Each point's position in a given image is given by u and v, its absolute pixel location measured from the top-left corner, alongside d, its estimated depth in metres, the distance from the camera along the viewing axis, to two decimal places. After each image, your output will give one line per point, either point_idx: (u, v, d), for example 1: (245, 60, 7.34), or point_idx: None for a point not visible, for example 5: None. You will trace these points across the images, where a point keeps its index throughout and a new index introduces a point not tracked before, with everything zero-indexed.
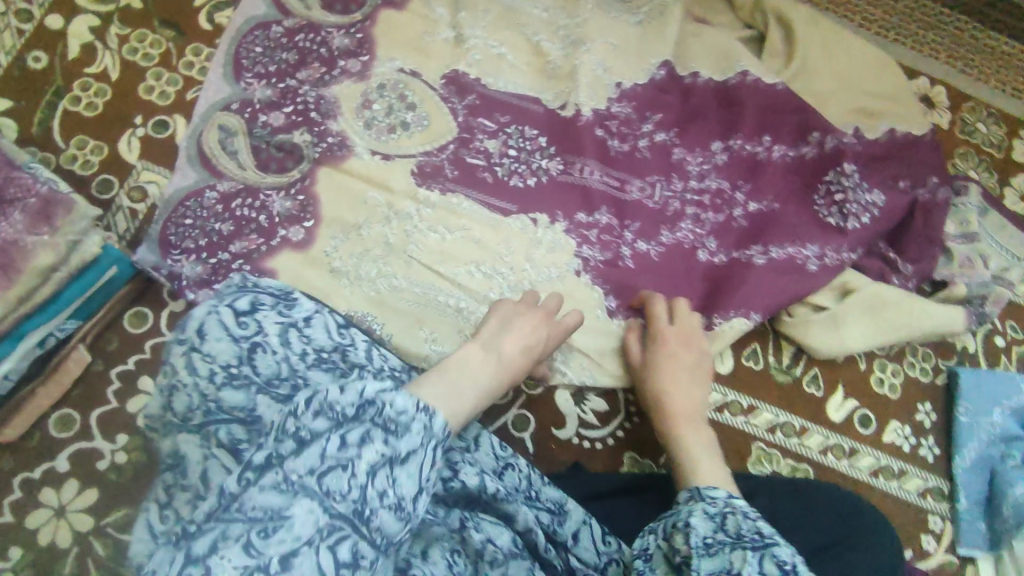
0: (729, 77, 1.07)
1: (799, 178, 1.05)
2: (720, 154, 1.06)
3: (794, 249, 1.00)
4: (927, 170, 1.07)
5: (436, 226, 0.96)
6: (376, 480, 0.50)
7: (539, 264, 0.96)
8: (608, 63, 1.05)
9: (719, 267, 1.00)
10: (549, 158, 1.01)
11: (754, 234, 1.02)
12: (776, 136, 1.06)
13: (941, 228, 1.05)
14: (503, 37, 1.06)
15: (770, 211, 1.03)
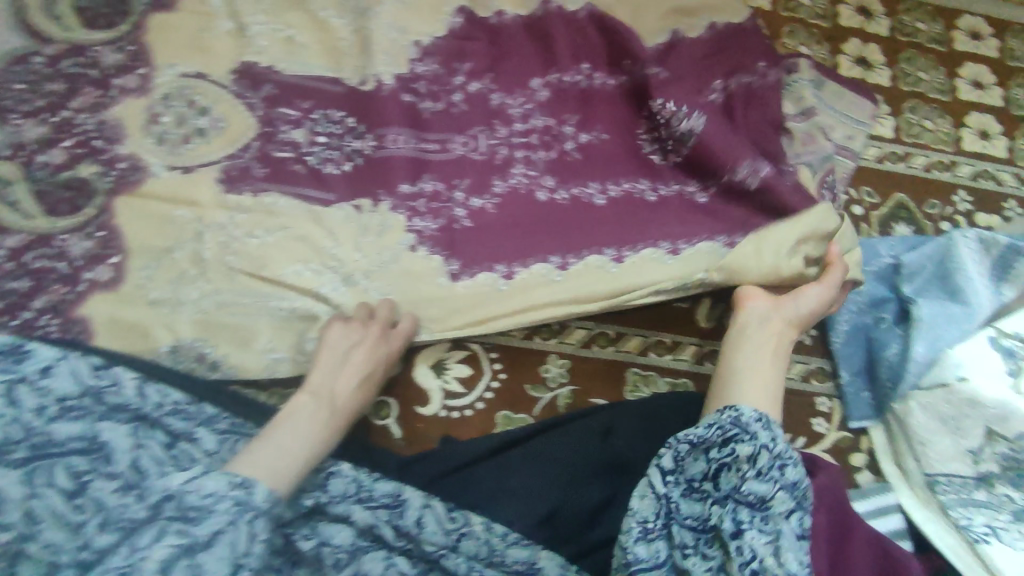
0: (533, 7, 1.04)
1: (624, 106, 1.04)
2: (541, 90, 1.02)
3: (629, 185, 0.98)
4: (752, 57, 1.05)
5: (253, 230, 0.91)
6: (177, 571, 0.58)
7: (370, 250, 0.92)
8: (401, 24, 1.00)
9: (561, 205, 0.96)
10: (360, 137, 0.97)
11: (588, 165, 0.99)
12: (593, 64, 1.04)
13: (780, 110, 1.03)
14: (289, 17, 1.00)
15: (601, 141, 1.01)
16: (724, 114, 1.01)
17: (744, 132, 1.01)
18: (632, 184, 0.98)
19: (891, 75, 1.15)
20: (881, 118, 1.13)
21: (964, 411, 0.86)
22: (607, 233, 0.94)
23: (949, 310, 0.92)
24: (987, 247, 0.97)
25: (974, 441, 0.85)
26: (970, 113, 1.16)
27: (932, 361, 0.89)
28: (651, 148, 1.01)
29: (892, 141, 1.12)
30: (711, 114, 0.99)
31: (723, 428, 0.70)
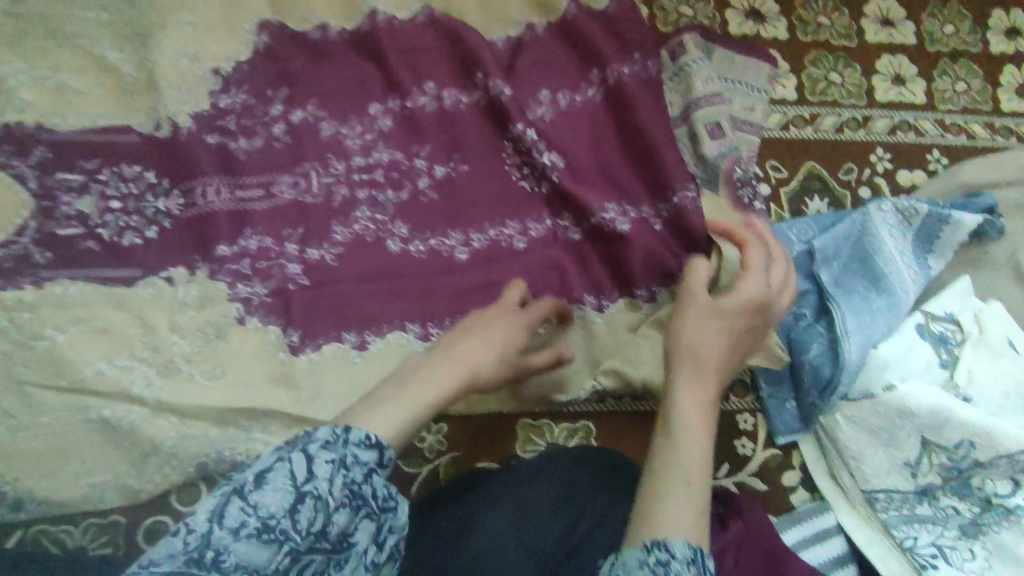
0: (358, 22, 0.88)
1: (488, 126, 0.88)
2: (382, 118, 0.88)
3: (495, 230, 0.87)
4: (623, 49, 0.91)
5: (43, 329, 0.75)
6: (231, 516, 0.45)
7: (188, 330, 0.78)
8: (193, 49, 0.83)
9: (418, 261, 0.85)
10: (165, 195, 0.81)
11: (447, 208, 0.87)
12: (439, 79, 0.88)
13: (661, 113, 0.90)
14: (55, 59, 0.82)
15: (459, 174, 0.87)
16: (585, 155, 0.89)
17: (608, 168, 0.89)
18: (499, 229, 0.87)
19: (787, 25, 1.01)
20: (779, 78, 0.99)
21: (897, 423, 0.75)
22: (471, 292, 0.84)
23: (871, 301, 0.81)
24: (907, 219, 0.85)
25: (911, 453, 0.75)
26: (880, 57, 1.02)
27: (860, 366, 0.77)
28: (519, 176, 0.88)
29: (797, 103, 0.98)
30: (566, 143, 0.88)
31: (657, 562, 0.49)
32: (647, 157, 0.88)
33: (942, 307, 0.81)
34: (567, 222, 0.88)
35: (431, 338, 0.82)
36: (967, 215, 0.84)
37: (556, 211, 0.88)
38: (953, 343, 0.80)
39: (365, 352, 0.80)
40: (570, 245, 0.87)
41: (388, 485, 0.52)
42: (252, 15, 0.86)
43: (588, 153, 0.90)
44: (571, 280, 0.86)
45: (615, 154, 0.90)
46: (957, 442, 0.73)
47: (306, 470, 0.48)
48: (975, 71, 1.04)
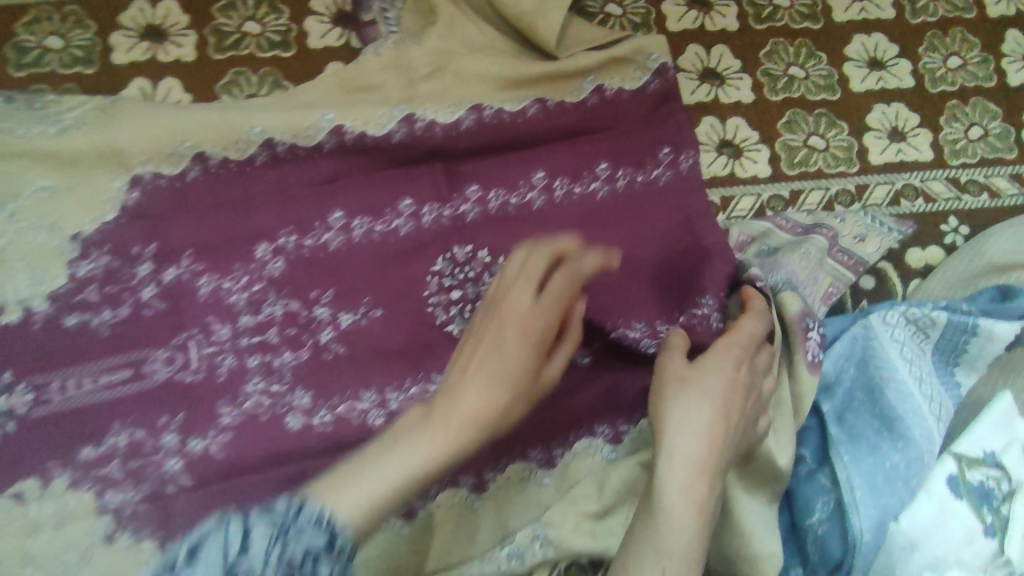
0: (252, 153, 0.74)
1: (392, 264, 0.73)
2: (272, 260, 0.72)
3: (419, 388, 0.71)
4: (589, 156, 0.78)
5: None
6: None
7: (41, 559, 0.64)
8: (51, 218, 0.71)
9: (325, 436, 0.69)
10: (7, 391, 0.67)
11: (359, 365, 0.71)
12: (346, 207, 0.74)
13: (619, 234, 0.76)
14: None
15: (370, 322, 0.72)
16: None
17: None
18: (422, 385, 0.71)
19: (752, 84, 0.84)
20: (747, 152, 0.81)
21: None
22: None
23: (885, 453, 0.63)
24: (920, 332, 0.68)
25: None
26: (870, 109, 0.84)
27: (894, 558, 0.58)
28: (445, 317, 0.73)
29: (772, 180, 0.81)
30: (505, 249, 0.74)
31: None
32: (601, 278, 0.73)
33: (980, 445, 0.61)
34: None
35: None
36: (1001, 326, 0.66)
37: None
38: (999, 500, 0.60)
39: None
40: None
41: (321, 535, 0.43)
42: (119, 170, 0.73)
43: None
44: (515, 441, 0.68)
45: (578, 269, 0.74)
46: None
47: (240, 546, 0.41)
48: (991, 111, 0.85)
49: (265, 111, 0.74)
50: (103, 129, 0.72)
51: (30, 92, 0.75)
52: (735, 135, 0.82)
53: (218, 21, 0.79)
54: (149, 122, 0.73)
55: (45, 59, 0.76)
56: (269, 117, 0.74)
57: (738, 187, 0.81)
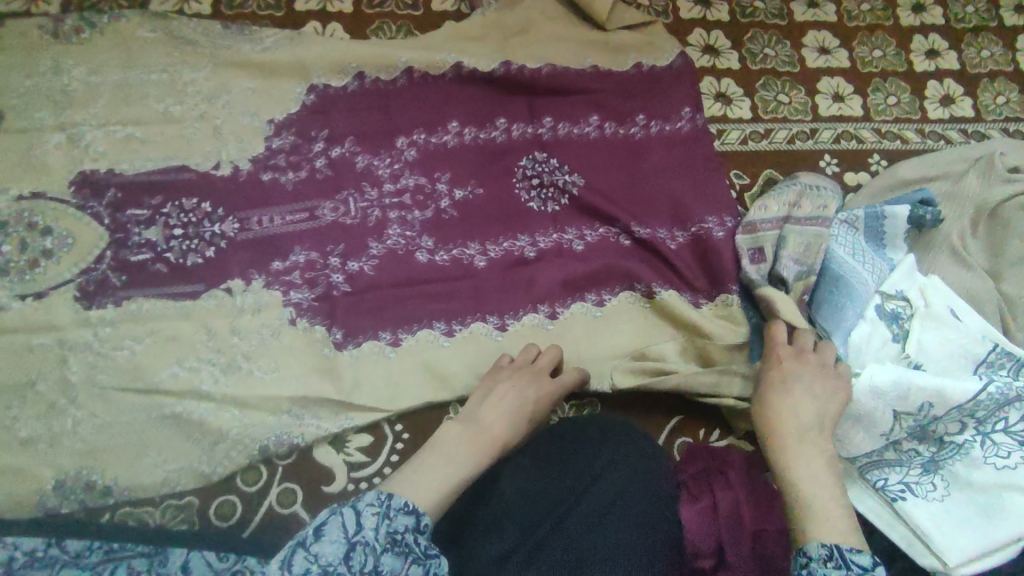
0: (396, 76, 1.05)
1: (491, 158, 1.05)
2: (408, 149, 1.03)
3: (509, 243, 1.01)
4: (629, 105, 1.11)
5: (121, 341, 0.87)
6: (297, 563, 0.62)
7: (247, 331, 0.90)
8: (254, 108, 1.00)
9: (442, 267, 0.98)
10: (220, 221, 0.95)
11: (466, 224, 1.01)
12: (461, 119, 1.05)
13: (649, 159, 1.08)
14: (126, 114, 0.97)
15: (475, 196, 1.02)
16: (598, 173, 1.06)
17: (608, 188, 1.05)
18: (511, 241, 1.01)
19: (738, 57, 1.19)
20: (735, 101, 1.16)
21: (870, 402, 0.86)
22: (494, 293, 0.98)
23: (834, 295, 0.95)
24: (853, 224, 1.01)
25: (885, 424, 0.87)
26: (820, 79, 1.20)
27: (842, 355, 0.91)
28: (527, 198, 1.04)
29: (752, 121, 1.15)
30: (570, 159, 1.06)
31: (412, 548, 0.66)
32: (634, 185, 1.06)
33: (894, 286, 0.96)
34: (570, 236, 1.03)
35: (455, 332, 0.95)
36: (899, 208, 1.00)
37: (562, 228, 1.03)
38: (903, 318, 0.94)
39: (398, 346, 0.93)
40: (572, 255, 1.01)
41: (409, 518, 0.68)
42: (301, 80, 1.03)
43: (596, 173, 1.06)
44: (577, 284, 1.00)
45: (619, 179, 1.07)
46: (920, 404, 0.85)
47: (356, 522, 0.66)
48: (903, 87, 1.21)
49: (409, 48, 1.06)
50: (293, 50, 1.03)
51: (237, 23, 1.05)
52: (727, 90, 1.16)
53: None
54: (326, 49, 1.03)
55: (246, 4, 1.08)
56: (412, 51, 1.05)
57: (729, 124, 1.14)
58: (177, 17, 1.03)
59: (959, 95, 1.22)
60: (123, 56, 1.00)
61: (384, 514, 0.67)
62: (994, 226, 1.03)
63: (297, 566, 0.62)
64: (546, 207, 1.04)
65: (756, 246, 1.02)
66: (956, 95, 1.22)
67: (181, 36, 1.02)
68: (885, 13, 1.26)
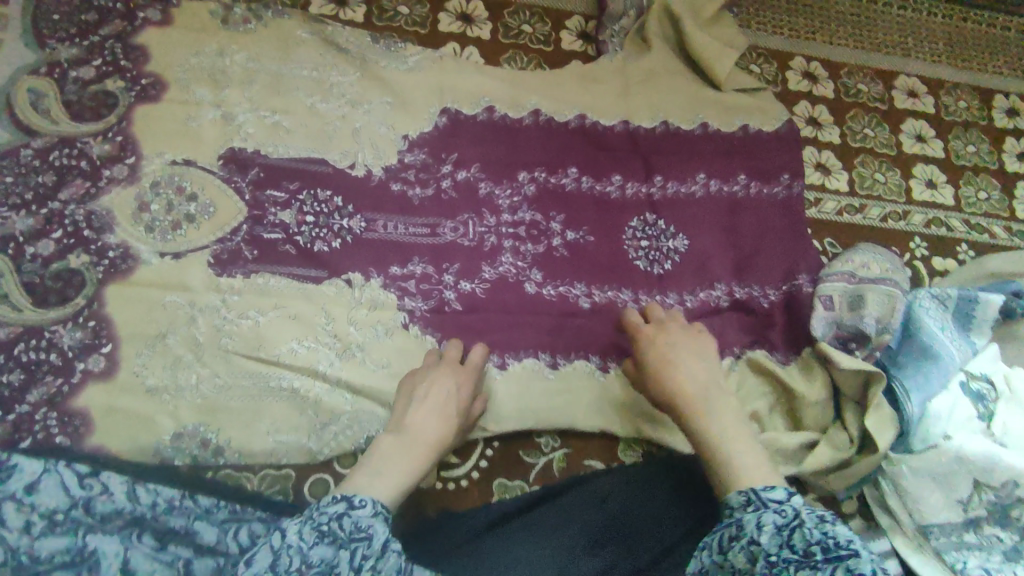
0: (523, 115, 1.11)
1: (604, 206, 1.09)
2: (528, 184, 1.08)
3: (613, 292, 1.03)
4: (735, 171, 1.16)
5: (247, 311, 0.90)
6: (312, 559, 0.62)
7: (363, 324, 0.93)
8: (392, 116, 1.07)
9: (548, 301, 1.00)
10: (349, 216, 0.99)
11: (576, 264, 1.04)
12: (580, 166, 1.11)
13: (751, 226, 1.12)
14: (276, 103, 1.04)
15: (586, 241, 1.06)
16: (702, 238, 1.10)
17: (711, 253, 1.09)
18: (616, 292, 1.03)
19: (840, 133, 1.25)
20: (834, 173, 1.21)
21: (955, 467, 0.88)
22: (596, 336, 0.99)
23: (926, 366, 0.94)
24: (942, 302, 1.02)
25: (964, 492, 0.89)
26: (916, 164, 1.25)
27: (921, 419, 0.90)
28: (635, 254, 1.07)
29: (849, 194, 1.20)
30: (676, 216, 1.11)
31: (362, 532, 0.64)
32: (737, 252, 1.10)
33: (979, 368, 0.96)
34: (672, 299, 1.05)
35: (558, 367, 0.96)
36: (992, 296, 1.01)
37: (665, 289, 1.06)
38: (987, 399, 0.94)
39: (505, 370, 0.94)
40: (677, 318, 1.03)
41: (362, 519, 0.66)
42: (436, 101, 1.09)
43: (703, 236, 1.10)
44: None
45: (723, 244, 1.10)
46: (1000, 478, 0.87)
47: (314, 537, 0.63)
48: (995, 184, 1.26)
49: (541, 85, 1.13)
50: (434, 71, 1.10)
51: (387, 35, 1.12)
52: (828, 162, 1.22)
53: (506, 20, 1.20)
54: (466, 72, 1.11)
55: (395, 18, 1.16)
56: (544, 89, 1.13)
57: (827, 194, 1.19)
58: (334, 24, 1.11)
59: None
60: (281, 50, 1.08)
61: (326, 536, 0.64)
62: None
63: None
64: (653, 267, 1.06)
65: (827, 292, 1.02)
66: None
67: (335, 42, 1.10)
68: (982, 112, 1.32)
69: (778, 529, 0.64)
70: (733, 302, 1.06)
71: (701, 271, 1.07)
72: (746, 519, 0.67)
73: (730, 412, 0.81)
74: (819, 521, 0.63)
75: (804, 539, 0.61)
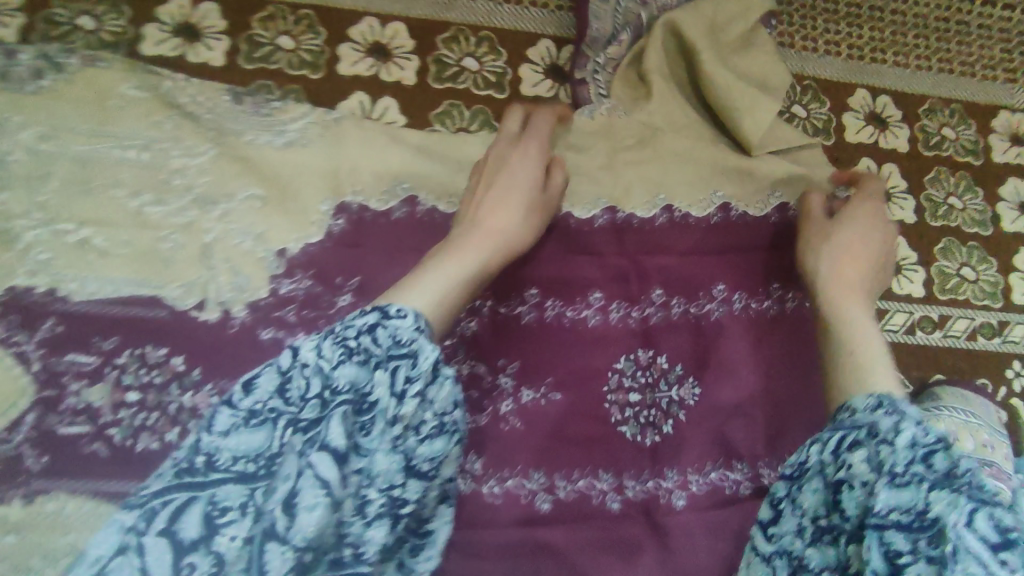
0: (460, 207, 0.76)
1: (573, 345, 0.75)
2: (466, 319, 0.73)
3: (586, 482, 0.72)
4: (765, 278, 0.82)
5: (27, 562, 0.61)
6: (273, 504, 0.49)
7: None
8: (262, 222, 0.72)
9: (488, 509, 0.69)
10: (193, 388, 0.67)
11: (533, 443, 0.72)
12: (543, 285, 0.76)
13: (783, 364, 0.80)
14: (83, 209, 0.69)
15: (548, 404, 0.73)
16: (718, 388, 0.77)
17: (727, 409, 0.77)
18: (590, 480, 0.72)
19: (915, 207, 0.89)
20: (906, 270, 0.86)
21: None
22: (557, 557, 0.69)
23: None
24: None
25: None
26: (1017, 251, 0.89)
27: None
28: (620, 417, 0.74)
29: (924, 302, 0.85)
30: (680, 354, 0.77)
31: (382, 409, 0.54)
32: (760, 405, 0.78)
33: None
34: (671, 484, 0.74)
35: None
36: None
37: (661, 469, 0.74)
38: None
39: None
40: (674, 516, 0.73)
41: (406, 324, 0.57)
42: (329, 195, 0.75)
43: (717, 383, 0.77)
44: (677, 563, 0.71)
45: (745, 391, 0.78)
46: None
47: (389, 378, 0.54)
48: None
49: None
50: (329, 146, 0.75)
51: (255, 92, 0.77)
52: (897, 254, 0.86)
53: (440, 52, 0.82)
54: (374, 145, 0.76)
55: (274, 57, 0.79)
56: (491, 169, 0.78)
57: (895, 303, 0.84)
58: (175, 76, 0.75)
59: None
60: (93, 119, 0.71)
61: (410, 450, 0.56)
62: None
63: (219, 427, 0.52)
64: (644, 436, 0.74)
65: None
66: None
67: (175, 104, 0.74)
68: None
69: (875, 436, 0.50)
70: (757, 486, 0.76)
71: (711, 438, 0.76)
72: (851, 448, 0.51)
73: (849, 270, 0.73)
74: (928, 452, 0.48)
75: (902, 461, 0.48)
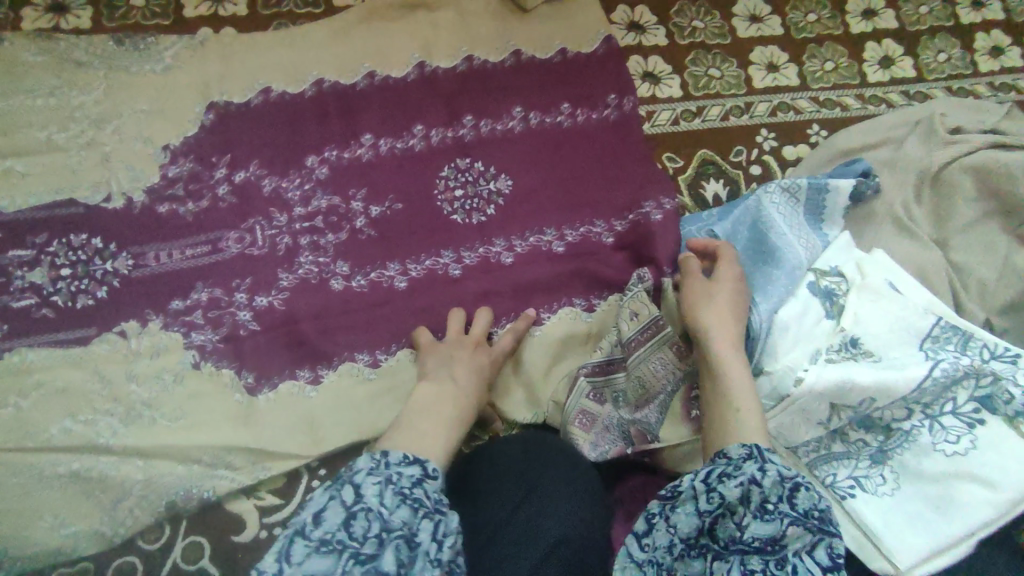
0: (304, 88, 0.99)
1: (405, 167, 0.98)
2: (319, 167, 0.96)
3: (432, 260, 0.94)
4: (557, 93, 1.04)
5: (7, 397, 0.82)
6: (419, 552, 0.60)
7: (145, 379, 0.85)
8: (147, 132, 0.93)
9: (357, 294, 0.92)
10: (113, 258, 0.88)
11: (384, 242, 0.94)
12: (374, 129, 0.98)
13: (580, 151, 1.02)
14: (3, 145, 0.90)
15: (393, 212, 0.95)
16: (529, 174, 1.00)
17: (536, 188, 1.00)
18: (434, 258, 0.95)
19: (666, 33, 1.12)
20: (664, 80, 1.09)
21: (812, 402, 0.80)
22: (417, 314, 0.92)
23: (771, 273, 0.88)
24: (794, 195, 0.95)
25: (822, 414, 0.81)
26: (753, 49, 1.13)
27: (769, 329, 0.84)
28: (451, 209, 0.97)
29: (683, 100, 1.09)
30: (494, 157, 1.00)
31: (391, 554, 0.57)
32: (565, 181, 1.00)
33: (827, 262, 0.91)
34: (499, 248, 0.96)
35: (381, 363, 0.90)
36: (842, 182, 0.95)
37: (488, 239, 0.97)
38: (839, 294, 0.88)
39: (319, 385, 0.88)
40: (504, 268, 0.96)
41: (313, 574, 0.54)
42: (200, 99, 0.95)
43: (524, 172, 1.00)
44: (508, 301, 0.94)
45: (550, 173, 1.00)
46: (862, 399, 0.79)
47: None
48: (840, 50, 1.16)
49: (318, 60, 1.00)
50: (193, 65, 0.97)
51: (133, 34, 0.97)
52: (655, 68, 1.10)
53: None
54: (224, 61, 0.97)
55: (131, 14, 1.00)
56: (321, 64, 1.00)
57: (659, 105, 1.08)
58: (65, 35, 0.95)
59: (899, 55, 1.17)
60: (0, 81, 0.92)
61: (388, 480, 0.63)
62: (938, 194, 0.99)
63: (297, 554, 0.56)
64: (471, 218, 0.97)
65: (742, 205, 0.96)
66: (896, 55, 1.17)
67: (69, 57, 0.94)
68: None
69: (740, 473, 0.63)
70: (567, 242, 0.98)
71: (528, 209, 0.99)
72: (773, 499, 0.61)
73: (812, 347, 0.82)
74: (794, 491, 0.60)
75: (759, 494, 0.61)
